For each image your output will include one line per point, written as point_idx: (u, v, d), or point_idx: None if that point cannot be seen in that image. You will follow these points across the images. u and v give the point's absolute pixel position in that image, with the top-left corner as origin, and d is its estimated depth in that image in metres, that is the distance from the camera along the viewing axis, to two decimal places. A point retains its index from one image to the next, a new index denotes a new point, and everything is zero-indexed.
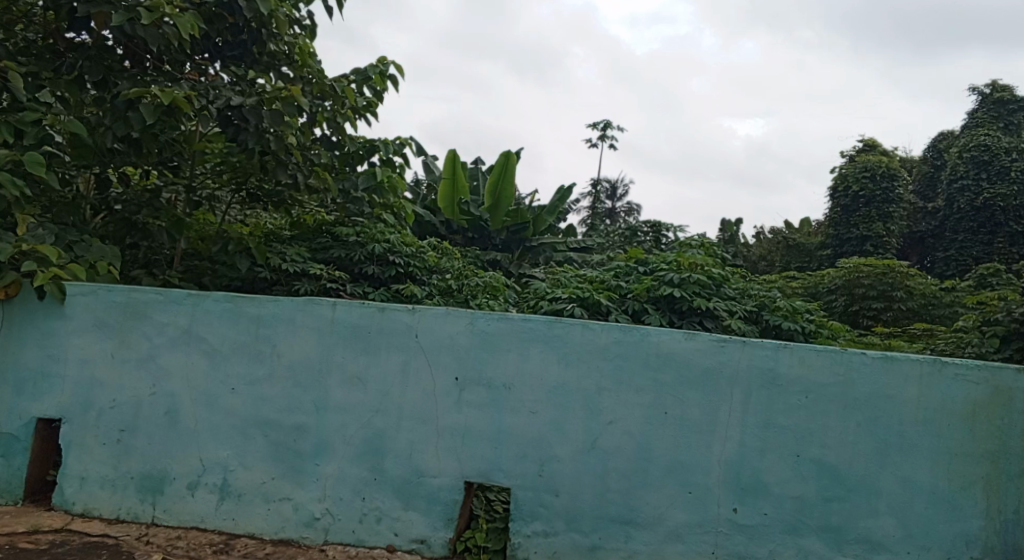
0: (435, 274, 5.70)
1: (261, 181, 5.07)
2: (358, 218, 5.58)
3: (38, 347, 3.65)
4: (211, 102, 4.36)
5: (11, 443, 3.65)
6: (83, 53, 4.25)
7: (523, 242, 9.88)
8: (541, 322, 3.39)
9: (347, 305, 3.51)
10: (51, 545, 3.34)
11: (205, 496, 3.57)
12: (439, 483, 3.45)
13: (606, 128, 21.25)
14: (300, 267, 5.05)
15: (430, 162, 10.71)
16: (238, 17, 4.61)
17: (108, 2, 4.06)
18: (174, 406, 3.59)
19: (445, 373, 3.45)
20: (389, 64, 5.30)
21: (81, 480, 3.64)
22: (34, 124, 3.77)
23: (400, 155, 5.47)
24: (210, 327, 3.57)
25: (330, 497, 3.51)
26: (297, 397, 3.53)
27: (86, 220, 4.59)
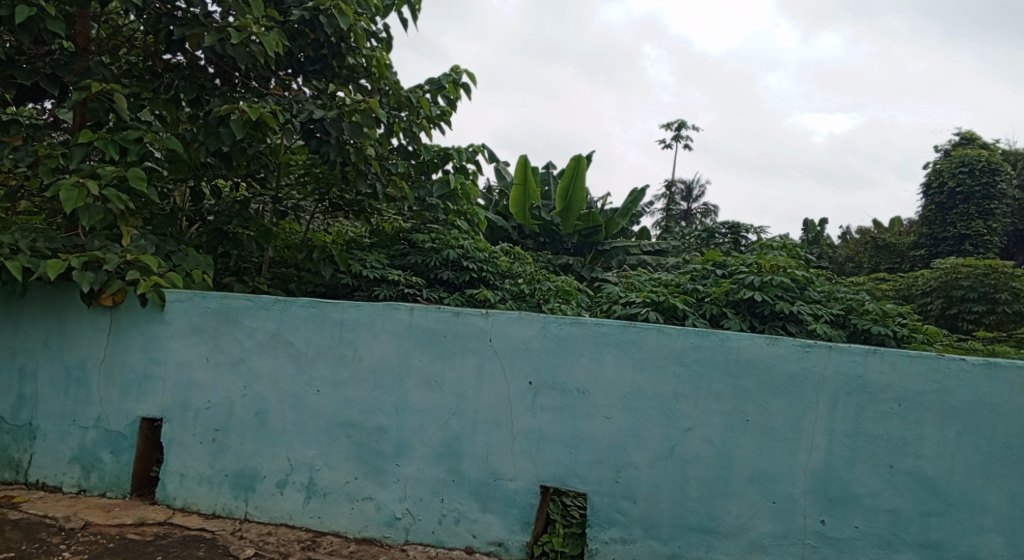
0: (508, 279, 5.75)
1: (343, 191, 5.26)
2: (433, 224, 5.70)
3: (141, 351, 3.90)
4: (295, 116, 4.54)
5: (119, 441, 3.91)
6: (179, 73, 4.52)
7: (594, 246, 9.80)
8: (616, 326, 3.35)
9: (424, 309, 3.58)
10: (155, 537, 3.56)
11: (293, 494, 3.72)
12: (516, 487, 3.47)
13: (680, 128, 20.87)
14: (379, 273, 5.21)
15: (501, 168, 10.81)
16: (319, 33, 4.78)
17: (201, 25, 4.31)
18: (264, 407, 3.76)
19: (520, 377, 3.47)
20: (462, 72, 5.39)
21: (181, 477, 3.86)
22: (136, 142, 4.03)
23: (473, 162, 5.56)
24: (295, 332, 3.72)
25: (410, 498, 3.59)
26: (378, 400, 3.63)
27: (183, 231, 4.87)
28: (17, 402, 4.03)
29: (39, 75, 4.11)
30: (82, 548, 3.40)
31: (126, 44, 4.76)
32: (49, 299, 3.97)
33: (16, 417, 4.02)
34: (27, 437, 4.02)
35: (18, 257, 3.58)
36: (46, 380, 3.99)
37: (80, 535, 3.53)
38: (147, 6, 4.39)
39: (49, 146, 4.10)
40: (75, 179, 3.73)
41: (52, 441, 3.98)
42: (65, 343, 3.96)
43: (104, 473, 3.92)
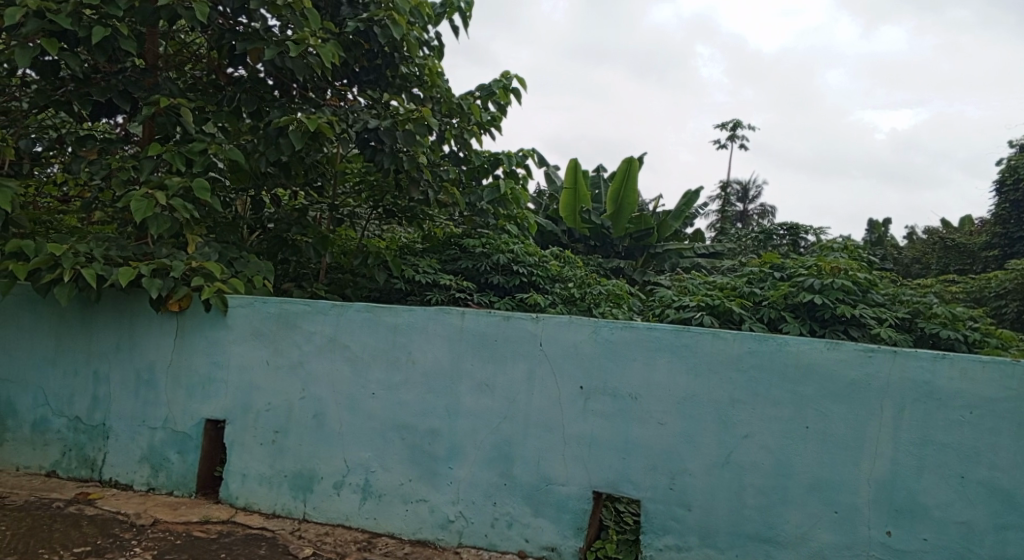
0: (559, 283, 5.67)
1: (395, 198, 5.39)
2: (484, 229, 5.75)
3: (206, 355, 4.05)
4: (351, 126, 4.64)
5: (185, 441, 4.07)
6: (241, 86, 4.68)
7: (646, 249, 9.73)
8: (669, 331, 3.30)
9: (475, 314, 3.60)
10: (219, 534, 3.68)
11: (349, 495, 3.80)
12: (568, 492, 3.45)
13: (734, 128, 20.46)
14: (432, 278, 5.28)
15: (551, 172, 10.80)
16: (373, 43, 4.89)
17: (261, 39, 4.46)
18: (321, 409, 3.85)
19: (571, 382, 3.46)
20: (513, 78, 5.43)
21: (243, 476, 3.98)
22: (201, 153, 4.19)
23: (523, 167, 5.59)
24: (351, 335, 3.80)
25: (463, 501, 3.61)
26: (431, 403, 3.67)
27: (244, 238, 5.04)
28: (92, 403, 4.23)
29: (112, 92, 4.30)
30: (152, 544, 3.55)
31: (191, 60, 4.96)
32: (121, 305, 4.15)
33: (91, 417, 4.22)
34: (101, 436, 4.21)
35: (92, 265, 3.77)
36: (118, 382, 4.18)
37: (150, 531, 3.69)
38: (210, 22, 4.57)
39: (120, 159, 4.30)
40: (144, 191, 3.90)
41: (124, 441, 4.17)
42: (135, 347, 4.14)
43: (172, 472, 4.08)
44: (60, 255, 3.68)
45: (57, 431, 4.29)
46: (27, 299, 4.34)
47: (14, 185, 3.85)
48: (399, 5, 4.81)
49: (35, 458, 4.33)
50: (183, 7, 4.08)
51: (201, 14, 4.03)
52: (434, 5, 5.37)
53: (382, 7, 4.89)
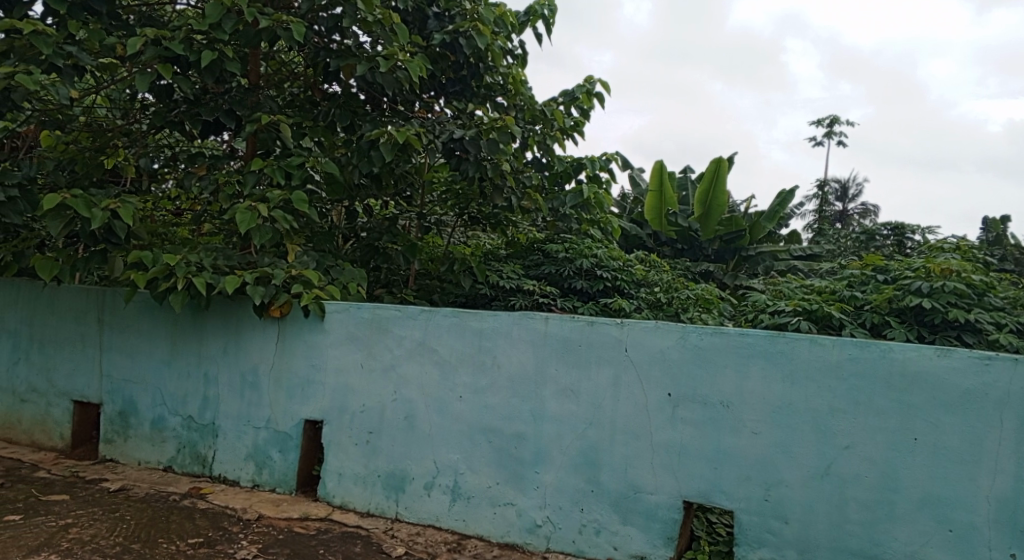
0: (644, 287, 5.65)
1: (480, 205, 5.48)
2: (568, 234, 5.76)
3: (304, 358, 4.25)
4: (437, 137, 4.76)
5: (286, 440, 4.28)
6: (335, 102, 4.90)
7: (737, 252, 9.49)
8: (762, 337, 3.19)
9: (559, 319, 3.61)
10: (318, 531, 3.85)
11: (439, 496, 3.88)
12: (657, 501, 3.39)
13: (831, 124, 19.56)
14: (515, 283, 5.33)
15: (635, 175, 10.67)
16: (458, 55, 5.00)
17: (353, 56, 4.65)
18: (411, 412, 3.96)
19: (658, 388, 3.40)
20: (596, 82, 5.40)
21: (339, 475, 4.15)
22: (299, 167, 4.42)
23: (606, 170, 5.56)
24: (439, 340, 3.89)
25: (550, 506, 3.62)
26: (516, 408, 3.70)
27: (339, 247, 5.26)
28: (203, 403, 4.52)
29: (219, 111, 4.59)
30: (257, 538, 3.75)
31: (290, 78, 5.24)
32: (228, 311, 4.43)
33: (202, 417, 4.52)
34: (211, 434, 4.50)
35: (202, 274, 4.05)
36: (226, 384, 4.45)
37: (255, 525, 3.90)
38: (307, 42, 4.81)
39: (227, 174, 4.59)
40: (248, 204, 4.15)
41: (231, 440, 4.43)
42: (241, 351, 4.40)
43: (275, 470, 4.31)
44: (174, 264, 3.96)
45: (173, 429, 4.62)
46: (146, 306, 4.69)
47: (134, 200, 4.18)
48: (483, 16, 4.91)
49: (154, 454, 4.68)
50: (282, 29, 4.31)
51: (298, 34, 4.25)
52: (518, 14, 5.44)
53: (467, 19, 5.01)
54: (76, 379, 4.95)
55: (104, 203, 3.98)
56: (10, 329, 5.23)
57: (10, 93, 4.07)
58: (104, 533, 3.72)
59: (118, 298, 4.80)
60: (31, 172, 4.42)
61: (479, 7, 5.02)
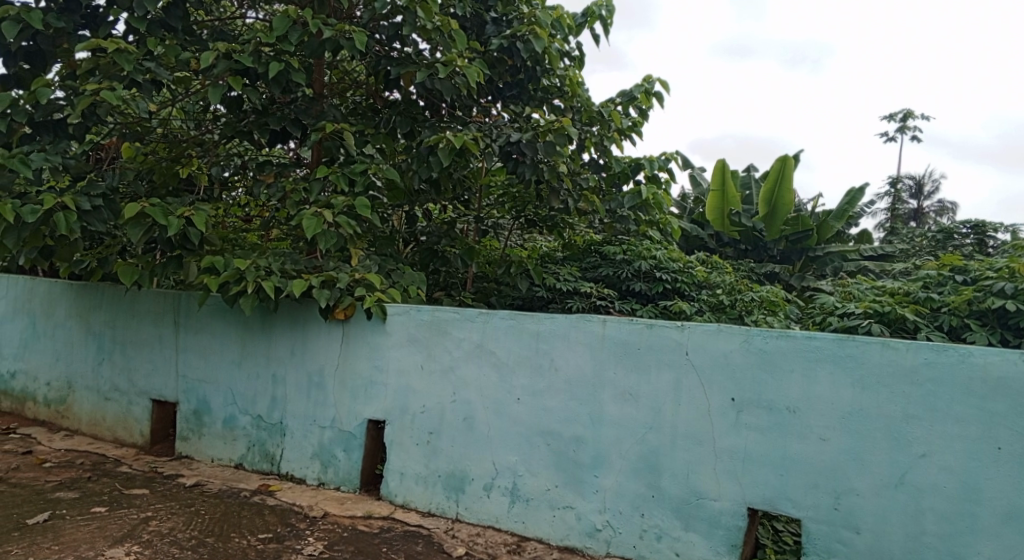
0: (705, 289, 5.59)
1: (537, 208, 5.48)
2: (626, 236, 5.72)
3: (367, 359, 4.35)
4: (495, 141, 4.80)
5: (350, 440, 4.39)
6: (396, 109, 5.01)
7: (804, 252, 9.23)
8: (830, 340, 3.08)
9: (618, 321, 3.58)
10: (381, 529, 3.92)
11: (498, 497, 3.90)
12: (720, 507, 3.31)
13: (904, 118, 18.75)
14: (572, 286, 5.32)
15: (696, 174, 10.48)
16: (515, 59, 5.04)
17: (413, 63, 4.74)
18: (471, 413, 3.99)
19: (721, 393, 3.33)
20: (655, 81, 5.34)
21: (401, 475, 4.22)
22: (362, 173, 4.51)
23: (666, 171, 5.49)
24: (497, 342, 3.91)
25: (610, 510, 3.59)
26: (575, 411, 3.68)
27: (399, 251, 5.36)
28: (271, 403, 4.68)
29: (287, 121, 4.75)
30: (323, 534, 3.85)
31: (352, 87, 5.38)
32: (295, 314, 4.57)
33: (271, 416, 4.68)
34: (279, 433, 4.65)
35: (271, 277, 4.20)
36: (293, 384, 4.59)
37: (321, 522, 4.00)
38: (368, 51, 4.94)
39: (293, 182, 4.75)
40: (314, 210, 4.27)
41: (298, 438, 4.57)
42: (307, 352, 4.54)
43: (339, 468, 4.42)
44: (245, 269, 4.12)
45: (243, 428, 4.80)
46: (219, 309, 4.89)
47: (207, 208, 4.37)
48: (541, 19, 4.93)
49: (226, 451, 4.87)
50: (345, 39, 4.44)
51: (360, 43, 4.38)
52: (575, 16, 5.44)
53: (524, 23, 5.04)
54: (155, 379, 5.20)
55: (179, 212, 4.18)
56: (95, 331, 5.54)
57: (95, 108, 4.32)
58: (181, 527, 3.90)
59: (193, 302, 5.02)
60: (114, 183, 4.68)
61: (536, 11, 5.05)
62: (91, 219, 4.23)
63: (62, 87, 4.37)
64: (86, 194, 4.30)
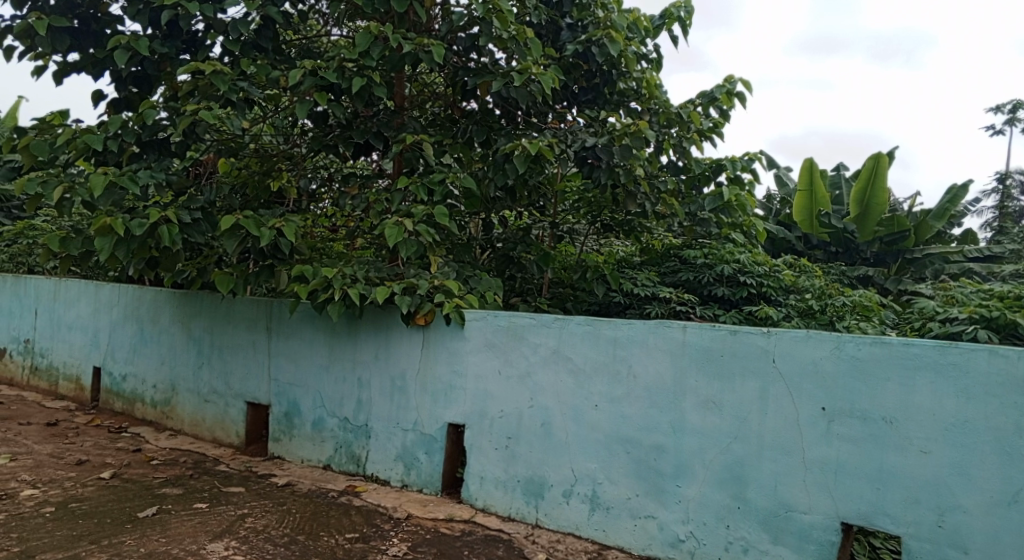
0: (793, 294, 5.41)
1: (614, 213, 5.44)
2: (707, 240, 5.59)
3: (447, 364, 4.42)
4: (570, 146, 4.81)
5: (431, 443, 4.47)
6: (473, 118, 5.11)
7: (901, 253, 8.74)
8: (930, 347, 2.90)
9: (699, 327, 3.49)
10: (462, 532, 3.97)
11: (578, 504, 3.87)
12: (811, 521, 3.17)
13: (1013, 109, 17.49)
14: (651, 291, 5.24)
15: (782, 175, 10.10)
16: (591, 63, 5.04)
17: (489, 72, 4.80)
18: (549, 419, 3.99)
19: (811, 402, 3.19)
20: (737, 81, 5.20)
21: (481, 479, 4.26)
22: (440, 183, 4.60)
23: (749, 171, 5.33)
24: (575, 349, 3.90)
25: (694, 521, 3.49)
26: (655, 419, 3.62)
27: (476, 258, 5.42)
28: (357, 406, 4.83)
29: (369, 134, 4.93)
30: (406, 536, 3.93)
31: (432, 98, 5.51)
32: (378, 320, 4.71)
33: (356, 418, 4.83)
34: (364, 435, 4.80)
35: (356, 285, 4.34)
36: (377, 388, 4.73)
37: (404, 524, 4.09)
38: (446, 62, 5.05)
39: (375, 193, 4.90)
40: (395, 219, 4.38)
41: (382, 441, 4.70)
42: (390, 357, 4.66)
43: (421, 471, 4.51)
44: (332, 277, 4.28)
45: (331, 429, 4.98)
46: (308, 316, 5.09)
47: (296, 219, 4.57)
48: (616, 22, 4.90)
49: (315, 452, 5.06)
50: (424, 52, 4.57)
51: (438, 56, 4.49)
52: (653, 18, 5.38)
53: (600, 27, 5.03)
54: (249, 382, 5.47)
55: (271, 223, 4.39)
56: (195, 336, 5.89)
57: (195, 128, 4.61)
58: (274, 524, 4.07)
59: (284, 309, 5.25)
60: (211, 197, 4.97)
61: (612, 14, 5.03)
62: (191, 231, 4.50)
63: (166, 108, 4.68)
64: (187, 208, 4.58)
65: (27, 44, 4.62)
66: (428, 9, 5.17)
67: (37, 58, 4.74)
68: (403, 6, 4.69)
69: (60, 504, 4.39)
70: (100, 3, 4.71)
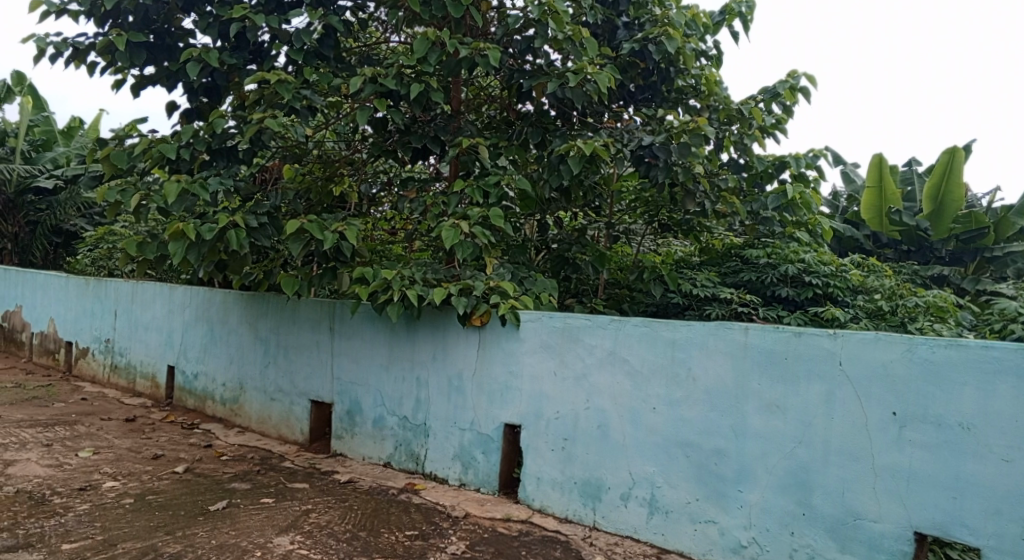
0: (861, 294, 5.23)
1: (671, 212, 5.38)
2: (769, 239, 5.45)
3: (503, 365, 4.44)
4: (626, 146, 4.76)
5: (488, 443, 4.50)
6: (528, 120, 5.13)
7: (979, 252, 8.31)
8: (1011, 349, 2.75)
9: (761, 329, 3.41)
10: (520, 533, 3.98)
11: (636, 508, 3.83)
12: (882, 530, 3.04)
13: None
14: (711, 292, 5.14)
15: (848, 171, 9.74)
16: (647, 62, 5.00)
17: (545, 74, 4.80)
18: (606, 421, 3.96)
19: (880, 406, 3.06)
20: (800, 76, 5.06)
21: (537, 480, 4.27)
22: (495, 185, 4.64)
23: (813, 168, 5.19)
24: (631, 350, 3.86)
25: (756, 527, 3.41)
26: (715, 422, 3.55)
27: (531, 259, 5.42)
28: (416, 405, 4.91)
29: (427, 138, 5.01)
30: (465, 534, 3.97)
31: (487, 101, 5.56)
32: (436, 321, 4.77)
33: (416, 417, 4.91)
34: (423, 434, 4.87)
35: (414, 286, 4.41)
36: (435, 388, 4.80)
37: (462, 522, 4.13)
38: (502, 65, 5.08)
39: (433, 196, 4.97)
40: (452, 222, 4.43)
41: (441, 440, 4.76)
42: (448, 357, 4.72)
43: (479, 470, 4.55)
44: (391, 279, 4.37)
45: (391, 428, 5.07)
46: (368, 316, 5.21)
47: (357, 223, 4.69)
48: (674, 20, 4.83)
49: (376, 449, 5.17)
50: (480, 56, 4.62)
51: (494, 60, 4.53)
52: (713, 14, 5.29)
53: (657, 25, 4.96)
54: (313, 381, 5.64)
55: (333, 227, 4.52)
56: (262, 336, 6.10)
57: (262, 135, 4.78)
58: (337, 520, 4.18)
59: (346, 310, 5.38)
60: (277, 202, 5.14)
61: (669, 12, 4.96)
62: (258, 234, 4.67)
63: (234, 117, 4.87)
64: (254, 213, 4.76)
65: (108, 59, 4.89)
66: (484, 13, 5.23)
67: (116, 72, 5.01)
68: (460, 11, 4.77)
69: (138, 496, 4.62)
70: (173, 18, 4.94)
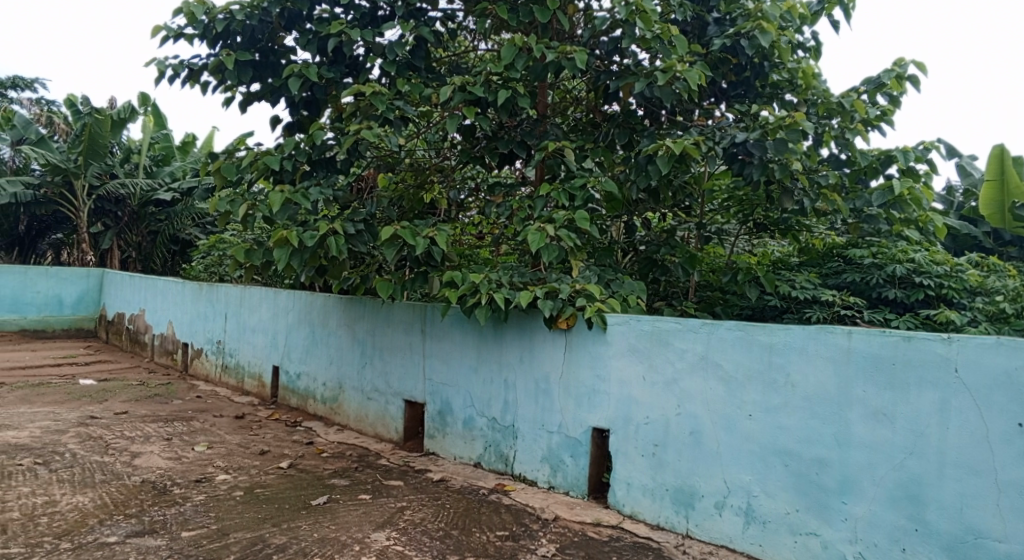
0: (981, 296, 4.84)
1: (767, 211, 5.19)
2: (874, 238, 5.16)
3: (590, 368, 4.42)
4: (718, 143, 4.64)
5: (577, 446, 4.49)
6: (615, 121, 5.11)
7: None
8: None
9: (866, 334, 3.23)
10: (611, 538, 3.94)
11: (731, 517, 3.71)
12: (1007, 550, 2.81)
13: None
14: (810, 294, 4.90)
15: (966, 163, 9.05)
16: (740, 57, 4.86)
17: (633, 74, 4.74)
18: (698, 427, 3.86)
19: (1004, 417, 2.83)
20: (908, 64, 4.76)
21: (628, 485, 4.21)
22: (581, 188, 4.65)
23: (924, 162, 4.86)
24: (724, 354, 3.75)
25: (863, 541, 3.22)
26: (816, 430, 3.39)
27: (619, 262, 5.36)
28: (504, 407, 4.96)
29: (514, 143, 5.07)
30: (555, 537, 3.97)
31: (574, 104, 5.58)
32: (523, 323, 4.81)
33: (505, 419, 4.96)
34: (511, 436, 4.91)
35: (501, 290, 4.47)
36: (523, 390, 4.83)
37: (552, 525, 4.14)
38: (589, 67, 5.08)
39: (520, 200, 5.02)
40: (538, 225, 4.45)
41: (529, 442, 4.78)
42: (536, 359, 4.75)
43: (568, 473, 4.53)
44: (479, 282, 4.44)
45: (480, 429, 5.15)
46: (458, 319, 5.32)
47: (447, 228, 4.79)
48: (768, 13, 4.67)
49: (467, 450, 5.26)
50: (567, 60, 4.63)
51: (581, 62, 4.54)
52: (811, 3, 5.07)
53: (750, 19, 4.80)
54: (406, 382, 5.81)
55: (424, 232, 4.64)
56: (358, 338, 6.35)
57: (358, 146, 4.98)
58: (430, 518, 4.28)
59: (436, 313, 5.51)
60: (372, 209, 5.35)
61: (763, 4, 4.79)
62: (355, 241, 4.86)
63: (332, 129, 5.09)
64: (352, 221, 4.96)
65: (219, 79, 5.24)
66: (570, 16, 5.28)
67: (226, 90, 5.35)
68: (546, 16, 4.80)
69: (248, 488, 4.91)
70: (277, 37, 5.25)
